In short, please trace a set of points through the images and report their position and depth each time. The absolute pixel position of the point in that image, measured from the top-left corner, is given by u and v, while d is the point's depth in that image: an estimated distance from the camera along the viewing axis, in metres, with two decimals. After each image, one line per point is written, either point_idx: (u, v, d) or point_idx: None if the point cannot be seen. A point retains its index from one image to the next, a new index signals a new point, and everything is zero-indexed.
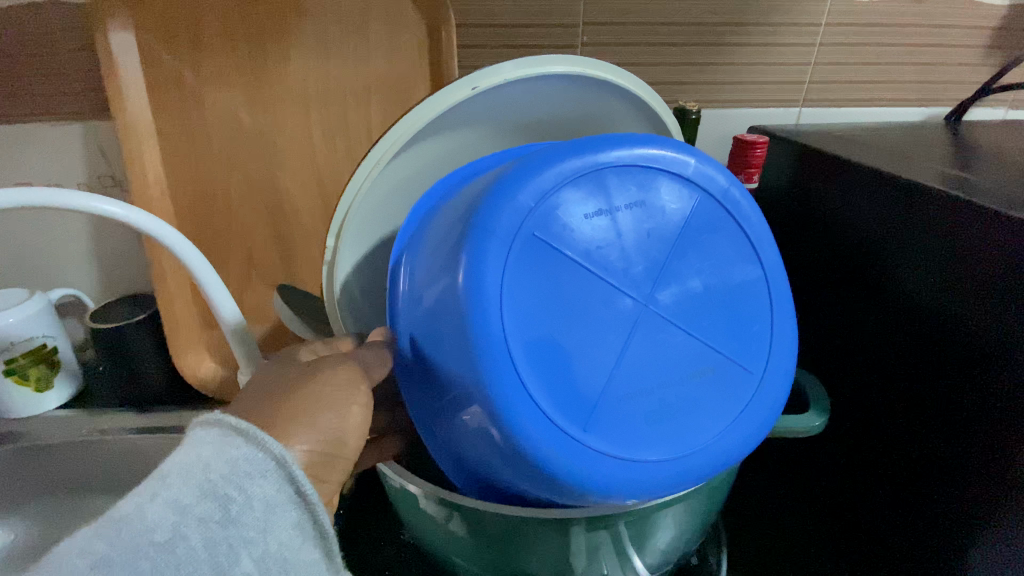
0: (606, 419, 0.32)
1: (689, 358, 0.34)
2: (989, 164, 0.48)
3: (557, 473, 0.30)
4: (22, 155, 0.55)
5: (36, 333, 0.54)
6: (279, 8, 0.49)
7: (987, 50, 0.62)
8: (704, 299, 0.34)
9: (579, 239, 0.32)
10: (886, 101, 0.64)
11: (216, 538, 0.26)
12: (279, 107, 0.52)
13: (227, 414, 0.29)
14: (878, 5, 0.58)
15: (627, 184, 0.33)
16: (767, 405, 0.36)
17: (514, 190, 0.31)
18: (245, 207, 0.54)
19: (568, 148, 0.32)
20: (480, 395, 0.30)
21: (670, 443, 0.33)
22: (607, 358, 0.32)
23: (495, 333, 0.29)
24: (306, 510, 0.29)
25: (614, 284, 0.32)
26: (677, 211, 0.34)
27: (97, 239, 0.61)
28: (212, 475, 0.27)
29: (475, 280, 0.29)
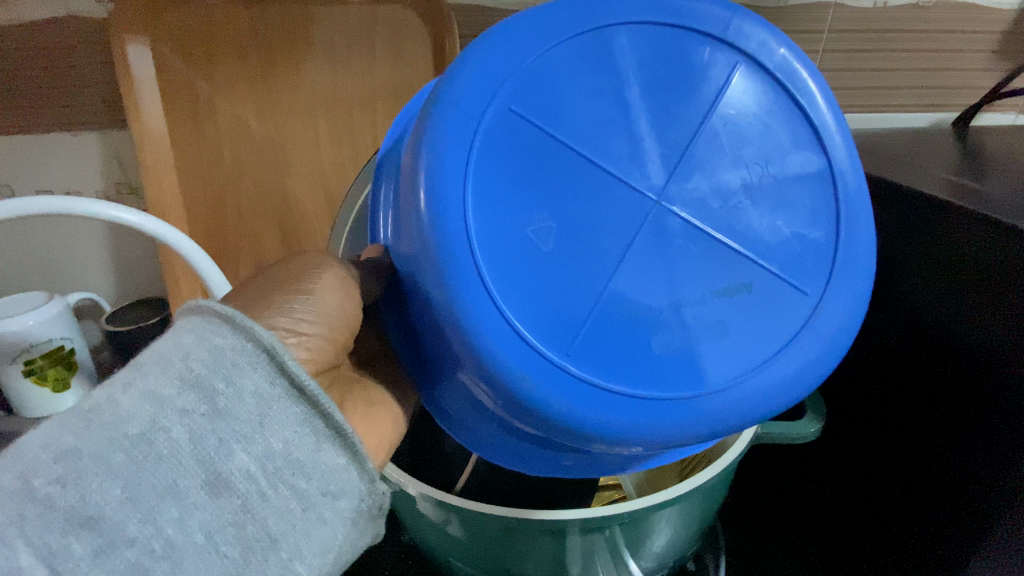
0: (597, 337, 0.29)
1: (720, 267, 0.30)
2: (994, 171, 0.47)
3: (526, 392, 0.28)
4: (45, 164, 0.57)
5: (53, 334, 0.57)
6: (290, 19, 0.50)
7: (997, 53, 0.61)
8: (744, 195, 0.30)
9: (571, 120, 0.29)
10: (894, 108, 0.62)
11: (204, 431, 0.24)
12: (289, 113, 0.53)
13: (211, 300, 0.27)
14: (886, 12, 0.56)
15: (645, 54, 0.30)
16: (820, 335, 0.31)
17: (493, 58, 0.29)
18: (254, 211, 0.55)
19: (559, 9, 0.30)
20: (440, 296, 0.28)
21: (684, 366, 0.29)
22: (603, 263, 0.29)
23: (457, 218, 0.28)
24: (310, 407, 0.27)
25: (617, 173, 0.29)
26: (708, 89, 0.31)
27: (112, 244, 0.63)
28: (196, 365, 0.25)
29: (437, 162, 0.28)
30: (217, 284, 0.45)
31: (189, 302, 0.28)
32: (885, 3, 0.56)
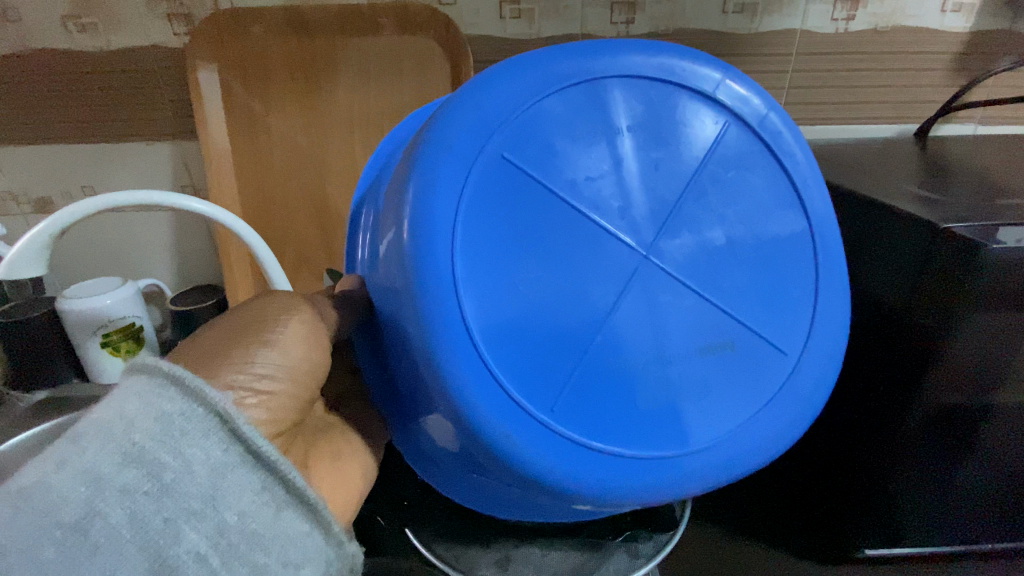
0: (586, 373, 0.35)
1: (702, 319, 0.36)
2: (939, 180, 0.54)
3: (503, 445, 0.33)
4: (126, 169, 0.68)
5: (128, 312, 0.67)
6: (331, 48, 0.60)
7: (954, 71, 0.67)
8: (725, 250, 0.37)
9: (567, 171, 0.35)
10: (861, 120, 0.69)
11: (149, 510, 0.27)
12: (329, 126, 0.63)
13: (157, 360, 0.31)
14: (848, 36, 0.64)
15: (636, 104, 0.36)
16: (800, 392, 0.39)
17: (484, 107, 0.34)
18: (295, 212, 0.65)
19: (560, 58, 0.36)
20: (420, 345, 0.33)
21: (668, 395, 0.36)
22: (597, 310, 0.35)
23: (442, 264, 0.33)
24: (266, 474, 0.32)
25: (604, 225, 0.35)
26: (696, 146, 0.37)
27: (176, 238, 0.73)
28: (141, 441, 0.28)
29: (426, 209, 0.33)
30: (279, 283, 0.55)
31: (134, 360, 0.31)
32: (846, 28, 0.63)
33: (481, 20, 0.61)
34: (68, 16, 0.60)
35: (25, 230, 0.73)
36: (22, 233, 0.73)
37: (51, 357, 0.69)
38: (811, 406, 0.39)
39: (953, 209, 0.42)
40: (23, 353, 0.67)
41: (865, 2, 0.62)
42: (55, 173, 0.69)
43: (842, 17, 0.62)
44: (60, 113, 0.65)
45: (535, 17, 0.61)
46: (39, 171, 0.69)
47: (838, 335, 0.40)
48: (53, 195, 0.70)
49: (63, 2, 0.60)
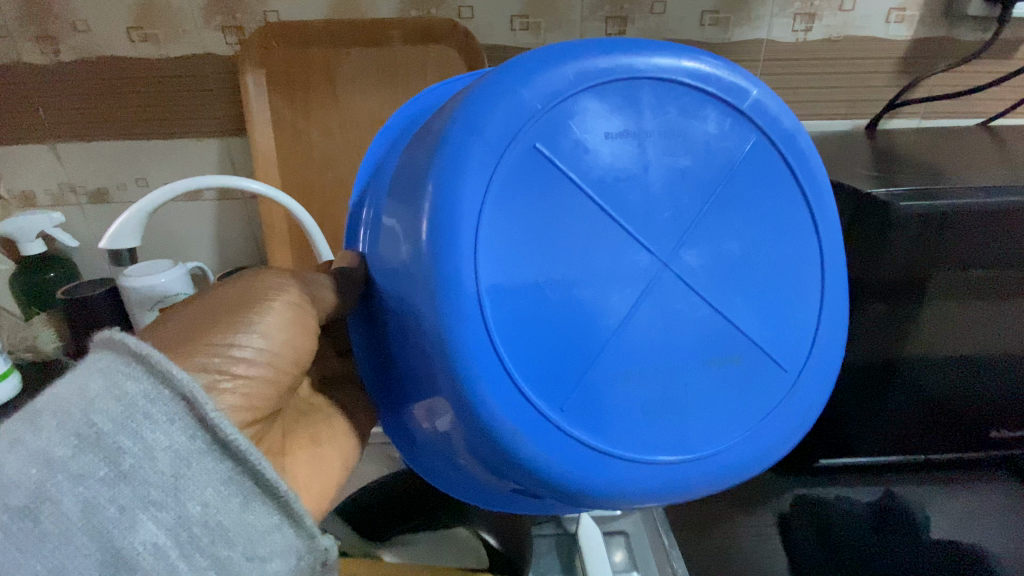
0: (600, 365, 0.39)
1: (712, 323, 0.42)
2: (886, 170, 0.63)
3: (505, 423, 0.37)
4: (177, 162, 0.77)
5: (179, 290, 0.75)
6: (364, 56, 0.69)
7: (899, 73, 0.77)
8: (734, 262, 0.42)
9: (596, 172, 0.39)
10: (820, 117, 0.79)
11: (103, 495, 0.30)
12: (361, 123, 0.72)
13: (124, 337, 0.33)
14: (807, 45, 0.74)
15: (669, 112, 0.40)
16: (789, 403, 0.44)
17: (521, 99, 0.38)
18: (330, 200, 0.74)
19: (603, 59, 0.39)
20: (438, 323, 0.36)
21: (679, 385, 0.41)
22: (620, 306, 0.39)
23: (465, 252, 0.36)
24: (230, 466, 0.33)
25: (629, 231, 0.40)
26: (720, 158, 0.42)
27: (217, 225, 0.82)
28: (96, 427, 0.31)
29: (455, 196, 0.36)
30: (326, 256, 0.64)
31: (106, 335, 0.34)
32: (805, 38, 0.73)
33: (495, 32, 0.71)
34: (132, 27, 0.69)
35: (79, 219, 0.80)
36: (77, 222, 0.81)
37: (109, 330, 0.76)
38: (803, 416, 0.45)
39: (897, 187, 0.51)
40: (85, 326, 0.75)
41: (820, 15, 0.72)
42: (111, 168, 0.77)
43: (801, 28, 0.73)
44: (119, 113, 0.74)
45: (541, 30, 0.71)
46: (98, 166, 0.77)
47: (833, 357, 0.46)
48: (108, 187, 0.78)
49: (128, 16, 0.69)
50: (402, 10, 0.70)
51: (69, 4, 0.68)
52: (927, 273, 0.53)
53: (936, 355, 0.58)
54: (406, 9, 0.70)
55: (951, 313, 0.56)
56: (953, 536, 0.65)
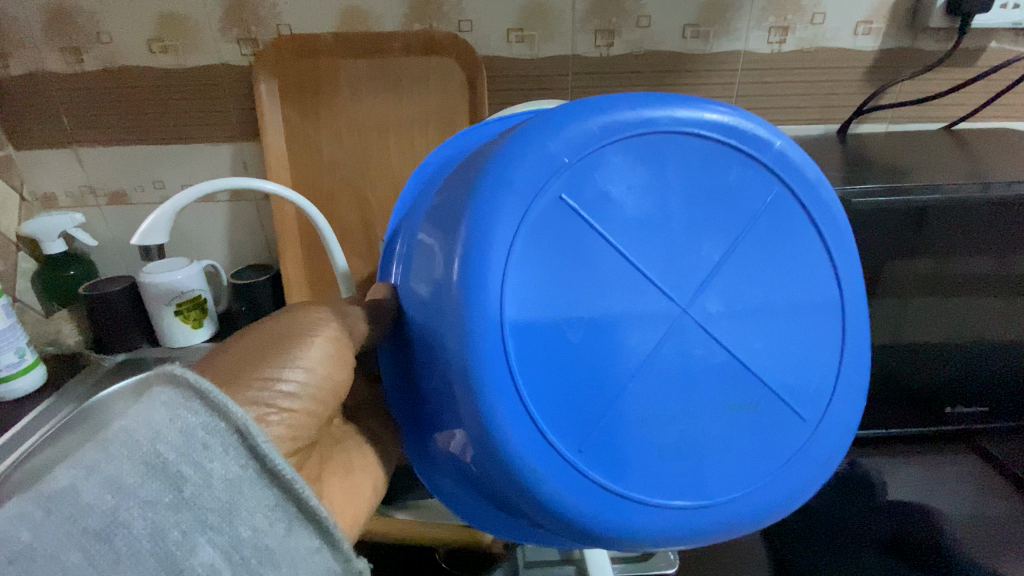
0: (619, 412, 0.40)
1: (734, 373, 0.42)
2: (855, 172, 0.69)
3: (527, 465, 0.38)
4: (193, 166, 0.81)
5: (195, 286, 0.80)
6: (370, 68, 0.75)
7: (868, 81, 0.82)
8: (756, 312, 0.42)
9: (618, 221, 0.40)
10: (795, 122, 0.85)
11: (169, 519, 0.31)
12: (367, 129, 0.77)
13: (186, 374, 0.35)
14: (782, 55, 0.79)
15: (692, 163, 0.41)
16: (813, 452, 0.44)
17: (547, 149, 0.39)
18: (339, 201, 0.79)
19: (628, 111, 0.40)
20: (464, 366, 0.38)
21: (700, 434, 0.42)
22: (640, 354, 0.40)
23: (491, 299, 0.38)
24: (279, 492, 0.35)
25: (651, 280, 0.40)
26: (743, 208, 0.42)
27: (230, 226, 0.86)
28: (164, 455, 0.32)
29: (481, 245, 0.38)
30: (339, 263, 0.66)
31: (168, 370, 0.35)
32: (779, 49, 0.79)
33: (492, 44, 0.76)
34: (153, 40, 0.74)
35: (99, 220, 0.85)
36: (97, 222, 0.85)
37: (128, 325, 0.80)
38: (825, 464, 0.45)
39: (854, 182, 0.57)
40: (105, 321, 0.79)
41: (793, 28, 0.78)
42: (129, 171, 0.82)
43: (776, 40, 0.78)
44: (139, 119, 0.79)
45: (535, 42, 0.76)
46: (117, 169, 0.81)
47: (857, 404, 0.46)
48: (126, 189, 0.83)
49: (150, 28, 0.74)
50: (406, 24, 0.75)
51: (93, 17, 0.73)
52: (878, 259, 0.59)
53: (896, 342, 0.63)
54: (410, 22, 0.75)
55: (899, 300, 0.61)
56: None
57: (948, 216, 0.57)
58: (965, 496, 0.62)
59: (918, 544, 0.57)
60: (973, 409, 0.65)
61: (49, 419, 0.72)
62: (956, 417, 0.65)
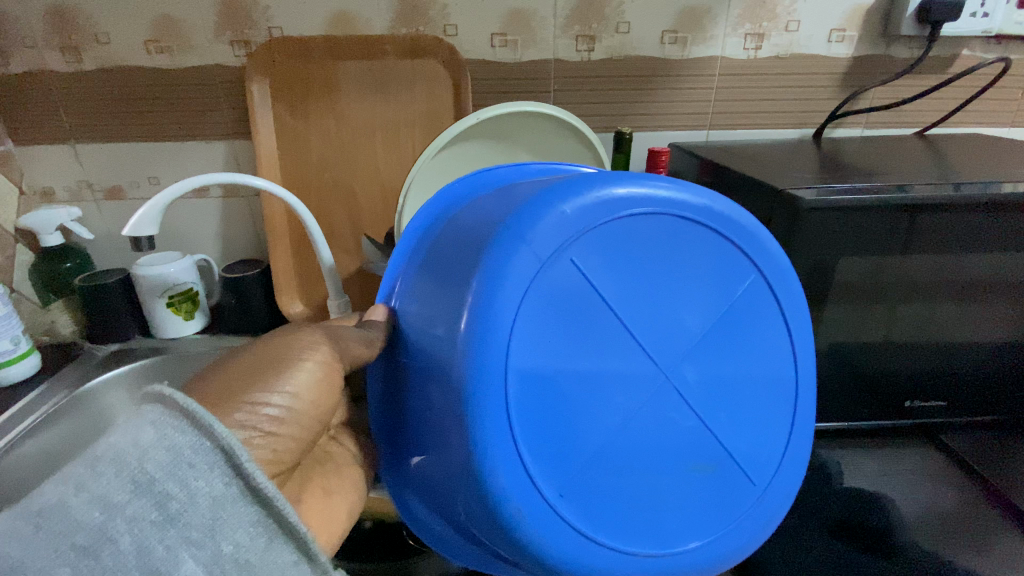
0: (600, 470, 0.40)
1: (702, 442, 0.43)
2: (827, 170, 0.68)
3: (510, 512, 0.37)
4: (187, 162, 0.84)
5: (187, 279, 0.82)
6: (359, 70, 0.77)
7: (842, 87, 0.85)
8: (725, 384, 0.43)
9: (615, 287, 0.40)
10: (771, 126, 0.87)
11: (154, 535, 0.31)
12: (355, 129, 0.79)
13: (174, 394, 0.34)
14: (758, 61, 0.82)
15: (688, 242, 0.42)
16: (758, 514, 0.45)
17: (565, 210, 0.38)
18: (327, 199, 0.81)
19: (641, 186, 0.40)
20: (464, 408, 0.36)
21: (667, 493, 0.42)
22: (620, 416, 0.40)
23: (497, 348, 0.36)
24: (260, 508, 0.35)
25: (641, 347, 0.40)
26: (725, 288, 0.43)
27: (222, 221, 0.89)
28: (150, 472, 0.32)
29: (491, 292, 0.36)
30: (325, 258, 0.68)
31: (155, 389, 0.35)
32: (755, 55, 0.82)
33: (477, 48, 0.79)
34: (150, 40, 0.77)
35: (95, 214, 0.87)
36: (93, 216, 0.88)
37: (120, 316, 0.83)
38: (766, 525, 0.46)
39: (817, 181, 0.59)
40: (99, 311, 0.81)
41: (768, 35, 0.81)
42: (125, 167, 0.84)
43: (751, 47, 0.81)
44: (135, 117, 0.81)
45: (518, 47, 0.79)
46: (114, 164, 0.84)
47: (793, 476, 0.47)
48: (122, 184, 0.85)
49: (147, 29, 0.76)
50: (394, 28, 0.78)
51: (92, 18, 0.76)
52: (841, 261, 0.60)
53: (860, 340, 0.65)
54: (397, 27, 0.78)
55: (866, 298, 0.63)
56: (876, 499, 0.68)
57: (905, 220, 0.58)
58: (923, 490, 0.64)
59: (863, 530, 0.58)
60: (926, 402, 0.68)
61: (42, 404, 0.74)
62: (915, 412, 0.68)
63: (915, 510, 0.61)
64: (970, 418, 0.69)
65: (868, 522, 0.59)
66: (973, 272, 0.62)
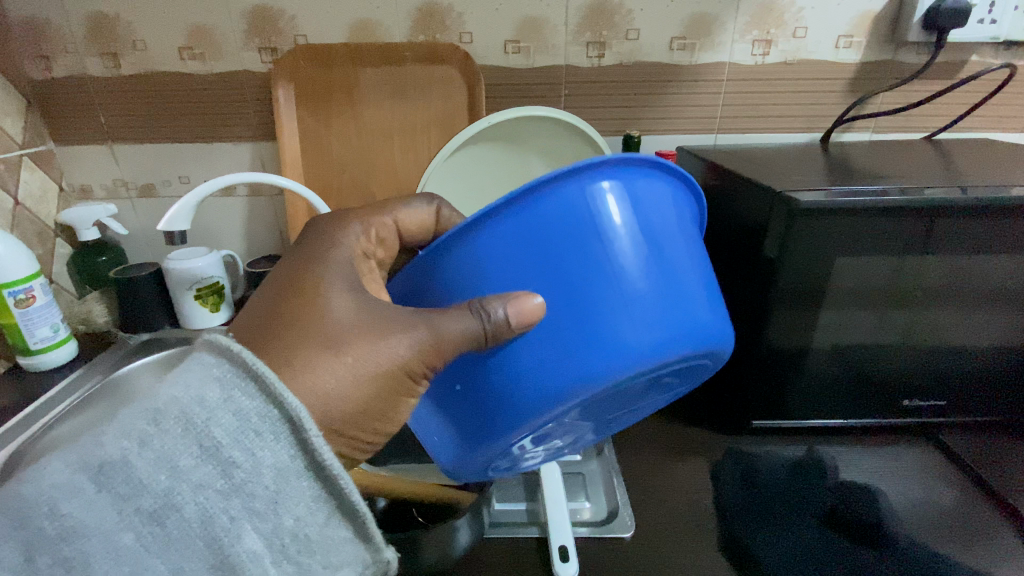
0: (533, 450, 0.50)
1: (596, 439, 0.55)
2: (834, 174, 0.68)
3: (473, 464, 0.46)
4: (216, 163, 0.89)
5: (214, 273, 0.86)
6: (377, 76, 0.81)
7: (850, 92, 0.86)
8: (636, 416, 0.54)
9: (644, 386, 0.44)
10: (778, 130, 0.89)
11: (218, 504, 0.31)
12: (374, 132, 0.83)
13: (243, 354, 0.34)
14: (766, 67, 0.84)
15: (706, 368, 0.47)
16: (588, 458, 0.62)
17: (676, 359, 0.39)
18: (347, 198, 0.85)
19: (726, 341, 0.43)
20: (506, 434, 0.41)
21: (554, 456, 0.55)
22: (571, 431, 0.49)
23: (556, 416, 0.40)
24: (319, 484, 0.34)
25: (620, 408, 0.48)
26: (694, 381, 0.51)
27: (246, 218, 0.93)
28: (217, 440, 0.32)
29: (583, 392, 0.38)
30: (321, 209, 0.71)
31: (223, 344, 0.34)
32: (763, 61, 0.83)
33: (491, 55, 0.82)
34: (183, 48, 0.82)
35: (130, 211, 0.92)
36: (128, 213, 0.93)
37: (150, 308, 0.87)
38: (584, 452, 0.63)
39: (815, 184, 0.61)
40: (132, 302, 0.86)
41: (775, 41, 0.82)
42: (156, 167, 0.89)
43: (759, 53, 0.83)
44: (167, 120, 0.86)
45: (531, 53, 0.82)
46: (147, 164, 0.89)
47: None
48: (155, 183, 0.90)
49: (180, 37, 0.81)
50: (412, 35, 0.81)
51: (130, 27, 0.81)
52: (840, 264, 0.61)
53: (857, 342, 0.67)
54: (415, 34, 0.81)
55: (864, 301, 0.64)
56: (868, 479, 0.66)
57: (904, 225, 0.59)
58: (921, 486, 0.65)
59: (855, 521, 0.60)
60: (927, 403, 0.70)
61: (77, 388, 0.79)
62: (911, 411, 0.70)
63: (909, 505, 0.63)
64: (969, 418, 0.71)
65: (860, 513, 0.61)
66: (974, 277, 0.63)
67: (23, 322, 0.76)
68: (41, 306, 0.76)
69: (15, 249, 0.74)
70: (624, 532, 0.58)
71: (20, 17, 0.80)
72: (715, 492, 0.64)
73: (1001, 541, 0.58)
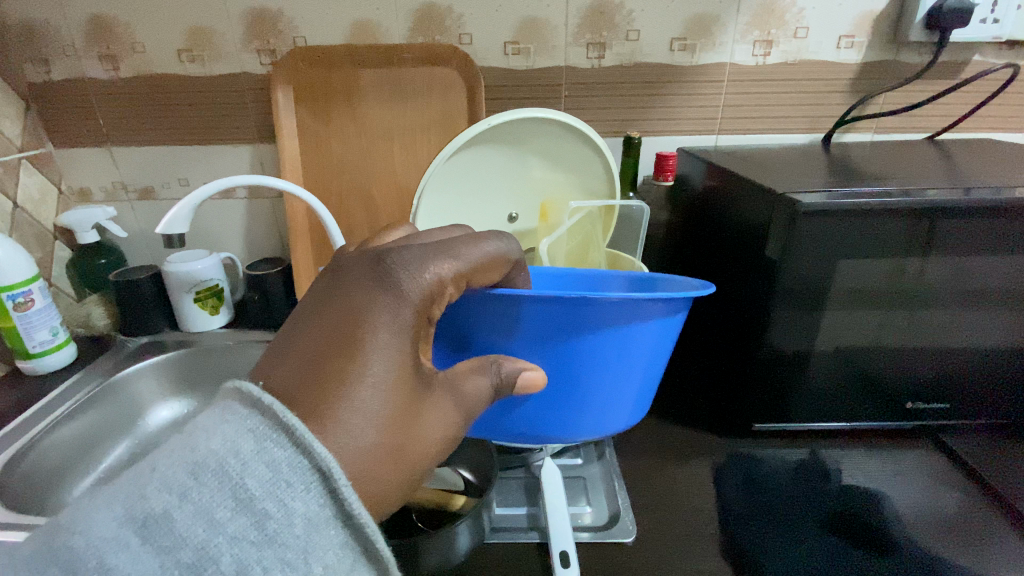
0: None
1: None
2: (836, 175, 0.68)
3: None
4: (215, 165, 0.89)
5: (213, 275, 0.86)
6: (376, 77, 0.80)
7: (852, 92, 0.86)
8: None
9: None
10: (780, 131, 0.88)
11: (252, 555, 0.29)
12: (374, 134, 0.82)
13: (274, 404, 0.32)
14: (768, 67, 0.84)
15: None
16: None
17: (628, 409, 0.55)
18: (347, 201, 0.85)
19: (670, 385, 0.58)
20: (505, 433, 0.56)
21: None
22: None
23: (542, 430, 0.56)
24: (348, 531, 0.32)
25: None
26: None
27: (246, 220, 0.93)
28: (251, 491, 0.30)
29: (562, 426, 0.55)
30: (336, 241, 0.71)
31: (252, 393, 0.32)
32: (764, 62, 0.83)
33: (492, 56, 0.82)
34: (182, 50, 0.81)
35: (129, 213, 0.92)
36: (127, 215, 0.93)
37: (151, 311, 0.87)
38: None
39: (817, 185, 0.61)
40: (132, 305, 0.86)
41: (776, 42, 0.82)
42: (155, 169, 0.89)
43: (760, 53, 0.83)
44: (166, 122, 0.86)
45: (531, 54, 0.82)
46: (146, 166, 0.89)
47: None
48: (155, 185, 0.90)
49: (179, 39, 0.81)
50: (412, 36, 0.81)
51: (129, 28, 0.80)
52: (842, 265, 0.61)
53: (859, 343, 0.66)
54: (414, 35, 0.81)
55: (866, 302, 0.64)
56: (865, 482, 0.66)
57: (907, 227, 0.59)
58: (926, 488, 0.65)
59: (860, 526, 0.59)
60: (930, 406, 0.70)
61: (77, 393, 0.78)
62: (913, 412, 0.70)
63: (914, 508, 0.62)
64: (971, 420, 0.70)
65: (864, 517, 0.61)
66: (976, 278, 0.62)
67: (23, 326, 0.76)
68: (40, 309, 0.76)
69: (14, 252, 0.73)
70: (625, 536, 0.58)
71: (18, 19, 0.80)
72: (716, 494, 0.64)
73: (1004, 545, 0.57)
